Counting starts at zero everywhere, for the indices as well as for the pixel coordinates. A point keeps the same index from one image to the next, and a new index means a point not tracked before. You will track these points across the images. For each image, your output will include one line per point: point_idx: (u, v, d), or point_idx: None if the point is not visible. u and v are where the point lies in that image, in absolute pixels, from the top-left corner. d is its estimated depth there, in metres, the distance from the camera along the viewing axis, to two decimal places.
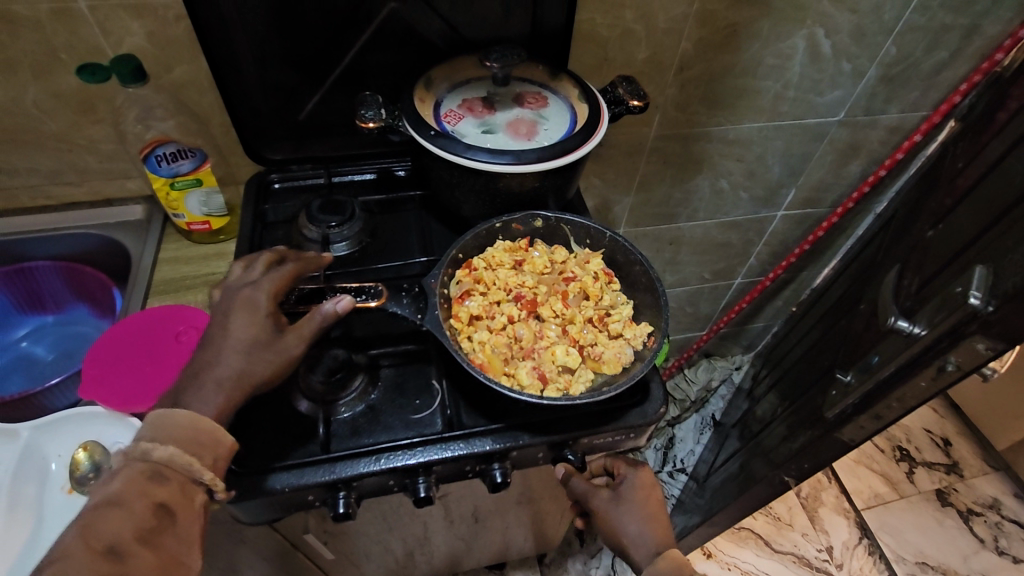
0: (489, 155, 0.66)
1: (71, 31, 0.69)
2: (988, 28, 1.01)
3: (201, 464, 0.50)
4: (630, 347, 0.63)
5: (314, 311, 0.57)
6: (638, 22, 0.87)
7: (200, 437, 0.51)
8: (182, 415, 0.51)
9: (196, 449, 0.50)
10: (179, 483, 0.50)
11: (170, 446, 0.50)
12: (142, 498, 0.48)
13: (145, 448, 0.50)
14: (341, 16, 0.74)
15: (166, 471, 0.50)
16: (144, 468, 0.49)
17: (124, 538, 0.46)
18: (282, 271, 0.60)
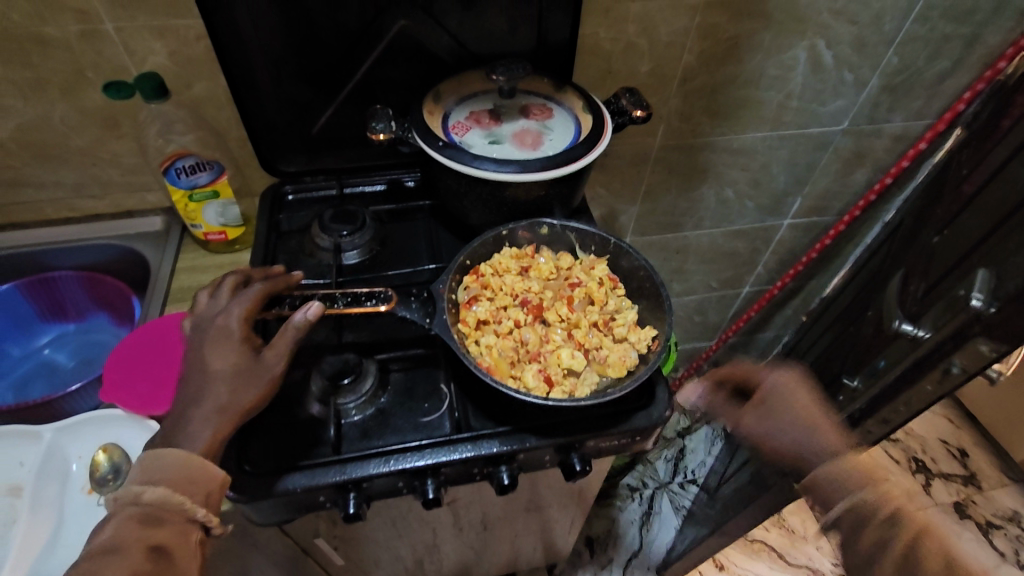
0: (496, 165, 0.68)
1: (97, 51, 0.73)
2: (989, 37, 1.03)
3: (193, 502, 0.50)
4: (635, 351, 0.64)
5: (286, 328, 0.57)
6: (641, 36, 0.89)
7: (191, 475, 0.51)
8: (170, 455, 0.51)
9: (188, 488, 0.50)
10: (175, 523, 0.50)
11: (160, 487, 0.50)
12: (137, 542, 0.48)
13: (136, 490, 0.50)
14: (353, 32, 0.77)
15: (158, 512, 0.50)
16: (137, 511, 0.49)
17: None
18: (252, 294, 0.60)
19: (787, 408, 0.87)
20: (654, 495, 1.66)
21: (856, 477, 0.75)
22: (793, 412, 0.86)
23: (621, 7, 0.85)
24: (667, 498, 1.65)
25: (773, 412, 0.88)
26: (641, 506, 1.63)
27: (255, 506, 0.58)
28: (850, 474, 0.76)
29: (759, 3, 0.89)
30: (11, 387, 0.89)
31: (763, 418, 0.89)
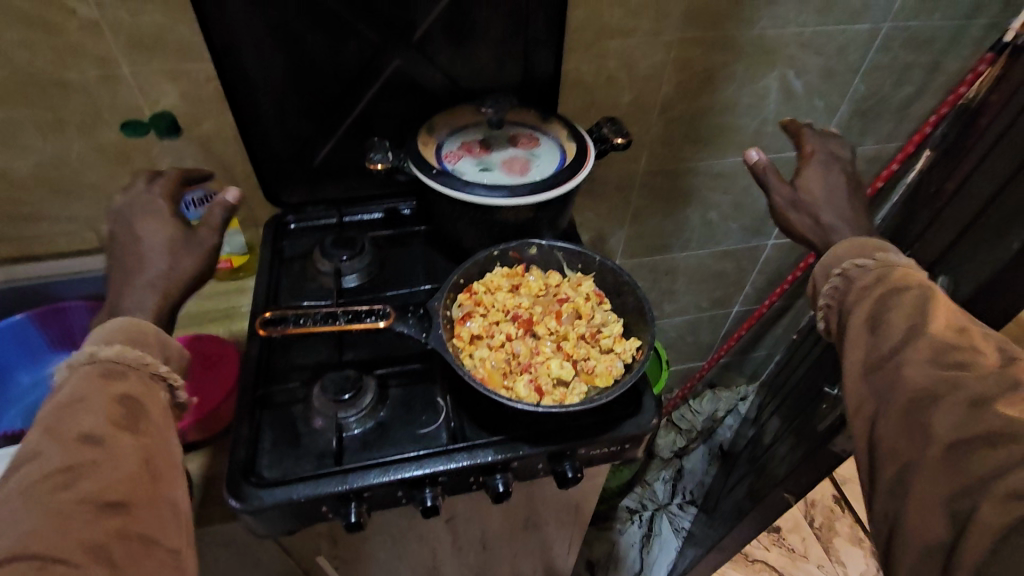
0: (486, 190, 0.73)
1: (114, 93, 0.79)
2: (948, 65, 1.10)
3: (153, 357, 0.56)
4: (620, 360, 0.67)
5: (213, 205, 0.68)
6: (621, 70, 0.96)
7: (142, 335, 0.57)
8: (117, 326, 0.56)
9: (142, 345, 0.56)
10: (138, 374, 0.54)
11: (116, 345, 0.55)
12: (103, 391, 0.51)
13: (90, 354, 0.54)
14: (352, 71, 0.83)
15: (117, 367, 0.53)
16: (94, 368, 0.53)
17: (97, 423, 0.48)
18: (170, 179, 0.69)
19: (830, 185, 0.70)
20: (654, 517, 1.66)
21: (862, 251, 0.63)
22: (839, 201, 0.69)
23: (601, 44, 0.91)
24: (667, 520, 1.65)
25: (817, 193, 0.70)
26: (641, 528, 1.64)
27: (260, 518, 0.60)
28: (856, 253, 0.63)
29: (730, 37, 0.96)
30: (21, 415, 0.92)
31: (811, 175, 0.71)
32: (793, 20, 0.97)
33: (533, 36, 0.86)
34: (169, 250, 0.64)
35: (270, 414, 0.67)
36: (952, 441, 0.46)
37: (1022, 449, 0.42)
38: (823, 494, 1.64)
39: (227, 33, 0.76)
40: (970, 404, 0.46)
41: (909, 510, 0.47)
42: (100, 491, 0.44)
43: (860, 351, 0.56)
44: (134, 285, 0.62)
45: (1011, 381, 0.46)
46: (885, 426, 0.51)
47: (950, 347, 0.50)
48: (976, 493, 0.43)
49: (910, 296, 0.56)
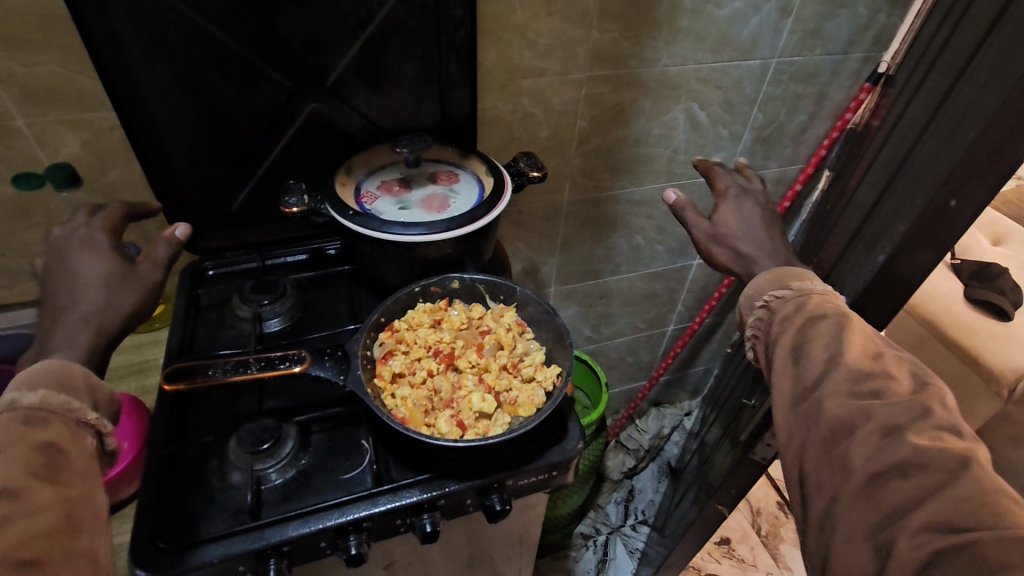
0: (402, 228, 0.74)
1: (8, 146, 0.75)
2: (833, 94, 1.21)
3: (82, 402, 0.53)
4: (542, 389, 0.68)
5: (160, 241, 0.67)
6: (536, 107, 1.00)
7: (71, 380, 0.53)
8: (44, 366, 0.53)
9: (69, 389, 0.52)
10: (63, 422, 0.51)
11: (38, 391, 0.51)
12: (22, 441, 0.48)
13: (10, 401, 0.50)
14: (266, 118, 0.83)
15: (42, 414, 0.50)
16: (13, 416, 0.49)
17: (12, 476, 0.45)
18: (108, 212, 0.67)
19: (746, 217, 0.75)
20: (608, 541, 1.66)
21: (779, 281, 0.68)
22: (755, 231, 0.74)
23: (514, 84, 0.95)
24: (621, 543, 1.66)
25: (734, 226, 0.74)
26: (596, 553, 1.64)
27: None
28: (774, 284, 0.68)
29: (635, 74, 1.03)
30: None
31: (727, 210, 0.75)
32: (691, 58, 1.04)
33: (446, 77, 0.88)
34: (104, 288, 0.60)
35: (184, 473, 0.64)
36: (868, 474, 0.53)
37: (929, 478, 0.50)
38: (767, 501, 1.70)
39: (132, 83, 0.74)
40: (883, 434, 0.53)
41: (837, 540, 0.53)
42: (12, 548, 0.42)
43: (788, 381, 0.62)
44: (67, 320, 0.58)
45: (917, 410, 0.54)
46: (810, 460, 0.58)
47: (866, 375, 0.58)
48: (892, 523, 0.50)
49: (827, 325, 0.62)
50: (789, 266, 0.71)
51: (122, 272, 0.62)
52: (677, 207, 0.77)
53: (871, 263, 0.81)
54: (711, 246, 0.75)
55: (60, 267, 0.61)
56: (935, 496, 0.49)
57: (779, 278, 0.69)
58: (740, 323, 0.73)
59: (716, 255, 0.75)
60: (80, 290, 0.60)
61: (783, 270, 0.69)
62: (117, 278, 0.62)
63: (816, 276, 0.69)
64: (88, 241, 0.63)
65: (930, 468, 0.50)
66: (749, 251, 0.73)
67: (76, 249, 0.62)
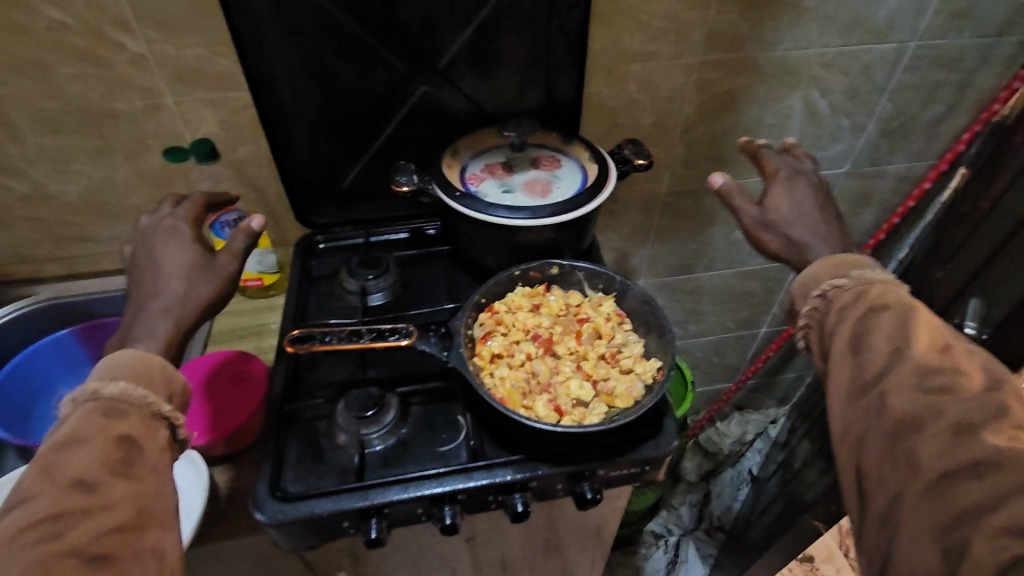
0: (508, 211, 0.75)
1: (158, 122, 0.83)
2: (980, 82, 1.08)
3: (157, 396, 0.58)
4: (641, 381, 0.67)
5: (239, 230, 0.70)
6: (642, 93, 0.97)
7: (147, 370, 0.58)
8: (126, 357, 0.59)
9: (147, 381, 0.58)
10: (140, 415, 0.56)
11: (120, 383, 0.57)
12: (102, 433, 0.53)
13: (94, 391, 0.56)
14: (379, 99, 0.86)
15: (118, 406, 0.55)
16: (96, 405, 0.55)
17: (91, 468, 0.50)
18: (192, 201, 0.73)
19: (796, 201, 0.72)
20: (680, 543, 1.64)
21: (838, 270, 0.65)
22: (808, 215, 0.71)
23: (621, 68, 0.93)
24: (694, 546, 1.63)
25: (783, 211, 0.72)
26: (666, 554, 1.62)
27: (287, 531, 0.62)
28: (831, 272, 0.65)
29: (751, 59, 0.96)
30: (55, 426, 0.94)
31: (776, 193, 0.73)
32: (816, 41, 0.97)
33: (555, 61, 0.87)
34: (185, 278, 0.66)
35: (297, 428, 0.69)
36: (938, 474, 0.47)
37: (1008, 478, 0.44)
38: None
39: (265, 66, 0.80)
40: (954, 431, 0.48)
41: (899, 541, 0.48)
42: (88, 543, 0.46)
43: (845, 376, 0.57)
44: (149, 312, 0.64)
45: (992, 408, 0.48)
46: (869, 458, 0.53)
47: (935, 369, 0.52)
48: (962, 525, 0.45)
49: (890, 316, 0.57)
50: (844, 254, 0.67)
51: (203, 263, 0.68)
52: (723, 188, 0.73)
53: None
54: (760, 231, 0.72)
55: (147, 259, 0.68)
56: (1014, 499, 0.43)
57: (830, 266, 0.66)
58: (790, 313, 0.69)
59: (767, 241, 0.72)
60: (163, 281, 0.66)
61: (833, 255, 0.66)
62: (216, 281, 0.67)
63: (876, 263, 0.65)
64: (172, 232, 0.70)
65: (1009, 468, 0.45)
66: (803, 238, 0.70)
67: (161, 239, 0.69)
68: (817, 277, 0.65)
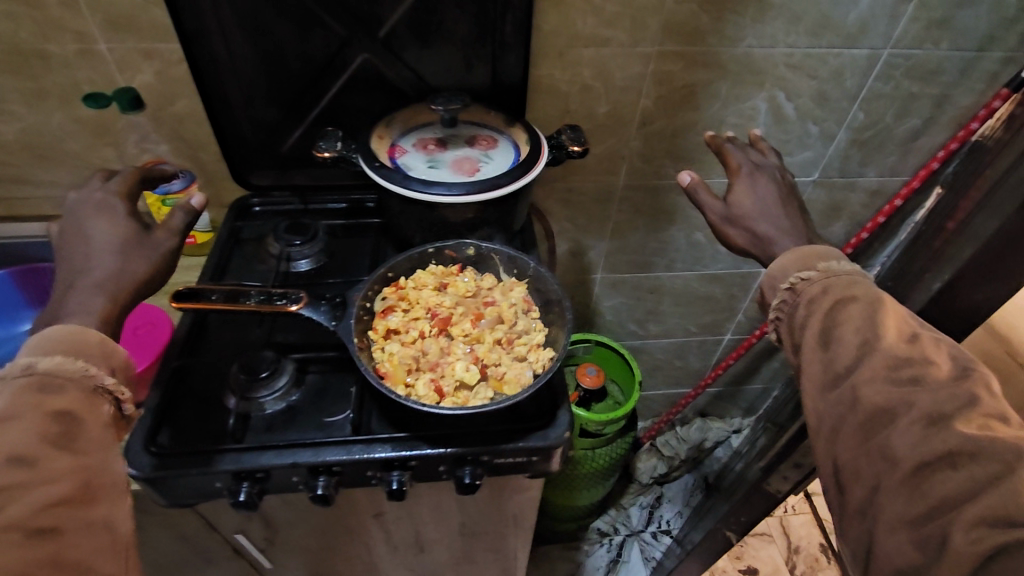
0: (423, 185, 0.73)
1: (93, 68, 0.82)
2: (959, 98, 1.04)
3: (97, 368, 0.55)
4: (530, 369, 0.66)
5: (178, 208, 0.69)
6: (596, 80, 0.94)
7: (86, 345, 0.56)
8: (58, 331, 0.56)
9: (85, 355, 0.55)
10: (78, 388, 0.54)
11: (54, 356, 0.54)
12: (37, 407, 0.50)
13: (27, 366, 0.53)
14: (319, 63, 0.85)
15: (52, 381, 0.53)
16: (31, 381, 0.52)
17: (31, 444, 0.48)
18: (124, 176, 0.70)
19: (761, 196, 0.69)
20: (625, 543, 1.61)
21: (806, 262, 0.63)
22: (773, 211, 0.68)
23: (574, 51, 0.90)
24: (637, 547, 1.60)
25: (751, 207, 0.69)
26: (609, 552, 1.59)
27: (159, 486, 0.62)
28: (799, 264, 0.63)
29: (713, 53, 0.93)
30: None
31: (741, 189, 0.70)
32: (782, 41, 0.93)
33: (500, 38, 0.85)
34: (119, 254, 0.63)
35: (188, 385, 0.69)
36: (915, 464, 0.48)
37: (982, 469, 0.45)
38: (809, 541, 1.53)
39: (198, 18, 0.78)
40: (927, 422, 0.49)
41: (879, 531, 0.49)
42: (31, 516, 0.44)
43: (816, 369, 0.57)
44: (79, 287, 0.60)
45: (964, 397, 0.49)
46: (844, 451, 0.53)
47: (904, 361, 0.52)
48: (940, 516, 0.46)
49: (858, 308, 0.56)
50: (810, 245, 0.65)
51: (136, 239, 0.65)
52: (695, 184, 0.70)
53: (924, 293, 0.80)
54: (728, 227, 0.70)
55: (76, 233, 0.64)
56: (990, 488, 0.45)
57: (797, 258, 0.63)
58: (762, 305, 0.67)
59: (735, 237, 0.69)
60: (95, 256, 0.62)
61: (801, 246, 0.64)
62: (131, 243, 0.64)
63: (843, 254, 0.64)
64: (104, 206, 0.66)
65: (984, 458, 0.46)
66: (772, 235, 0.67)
67: (90, 213, 0.65)
68: (789, 269, 0.63)
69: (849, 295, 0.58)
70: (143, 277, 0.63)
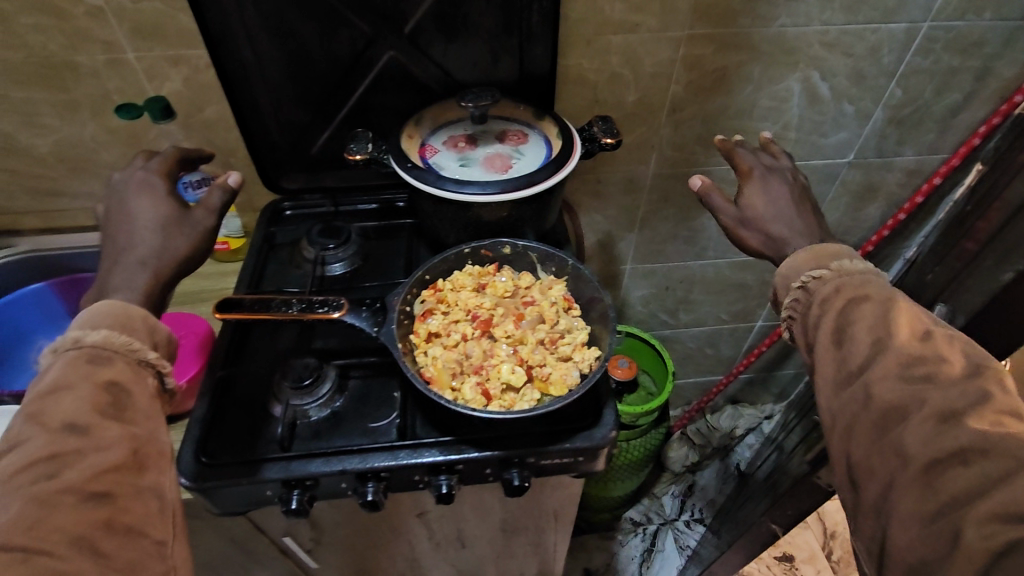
0: (457, 185, 0.71)
1: (122, 77, 0.82)
2: (1002, 70, 0.99)
3: (141, 343, 0.56)
4: (576, 369, 0.66)
5: (213, 190, 0.68)
6: (625, 68, 0.91)
7: (130, 320, 0.56)
8: (105, 307, 0.56)
9: (130, 330, 0.56)
10: (125, 361, 0.54)
11: (102, 330, 0.55)
12: (87, 379, 0.51)
13: (76, 339, 0.54)
14: (346, 63, 0.84)
15: (102, 353, 0.53)
16: (80, 353, 0.53)
17: (81, 413, 0.49)
18: (164, 155, 0.71)
19: (773, 198, 0.68)
20: (658, 532, 1.61)
21: (818, 261, 0.61)
22: (786, 212, 0.67)
23: (602, 40, 0.88)
24: (672, 536, 1.59)
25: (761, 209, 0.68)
26: (644, 542, 1.59)
27: (211, 495, 0.62)
28: (812, 264, 0.61)
29: (745, 35, 0.90)
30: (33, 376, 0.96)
31: (753, 191, 0.69)
32: (817, 18, 0.90)
33: (527, 29, 0.83)
34: (160, 232, 0.63)
35: (233, 394, 0.69)
36: (926, 461, 0.45)
37: (993, 465, 0.43)
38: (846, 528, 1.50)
39: (224, 21, 0.77)
40: (939, 419, 0.46)
41: (890, 528, 0.47)
42: (86, 481, 0.45)
43: (829, 367, 0.55)
44: (125, 261, 0.61)
45: (974, 394, 0.47)
46: (858, 448, 0.51)
47: (916, 360, 0.50)
48: (952, 512, 0.43)
49: (871, 307, 0.54)
50: (824, 244, 0.63)
51: (177, 216, 0.65)
52: (709, 186, 0.69)
53: (997, 281, 0.78)
54: (737, 230, 0.69)
55: (120, 212, 0.65)
56: (1001, 485, 0.42)
57: (807, 259, 0.62)
58: (775, 305, 0.65)
59: (749, 239, 0.68)
60: (137, 234, 0.63)
61: (813, 246, 0.62)
62: (172, 222, 0.64)
63: (857, 252, 0.62)
64: (145, 184, 0.67)
65: (996, 454, 0.43)
66: (783, 235, 0.66)
67: (134, 191, 0.66)
68: (797, 271, 0.62)
69: (859, 293, 0.56)
70: (182, 259, 0.64)
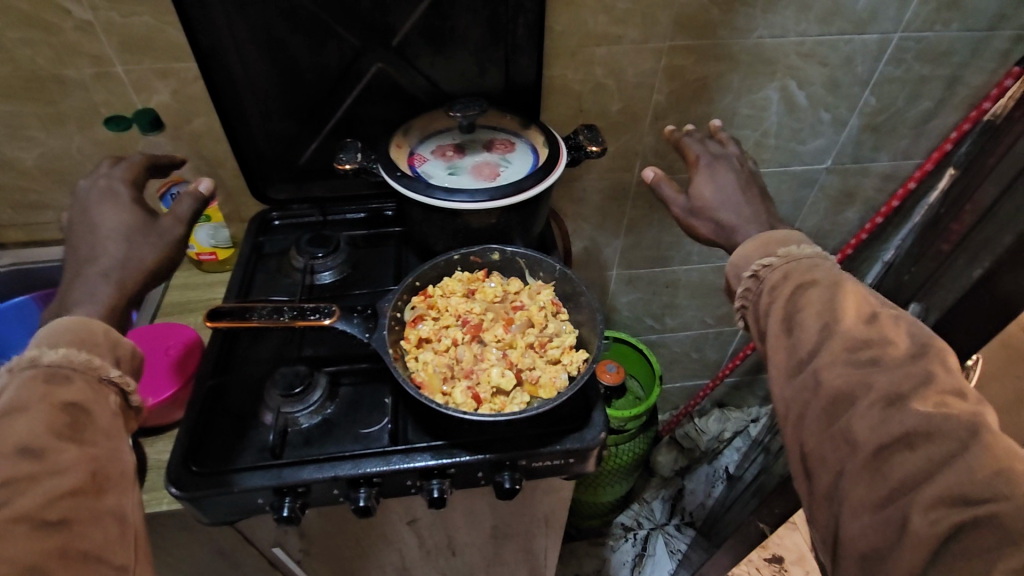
0: (446, 193, 0.73)
1: (110, 90, 0.83)
2: (970, 78, 1.03)
3: (103, 359, 0.55)
4: (565, 372, 0.67)
5: (184, 198, 0.68)
6: (608, 78, 0.94)
7: (90, 334, 0.56)
8: (64, 323, 0.56)
9: (90, 345, 0.55)
10: (85, 379, 0.54)
11: (60, 347, 0.54)
12: (44, 399, 0.50)
13: (32, 358, 0.53)
14: (334, 75, 0.85)
15: (59, 371, 0.53)
16: (36, 372, 0.52)
17: (37, 435, 0.48)
18: (129, 163, 0.70)
19: (722, 186, 0.70)
20: (649, 536, 1.61)
21: (766, 249, 0.63)
22: (732, 198, 0.69)
23: (585, 51, 0.90)
24: (662, 540, 1.61)
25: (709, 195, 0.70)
26: (635, 547, 1.60)
27: (201, 505, 0.62)
28: (760, 252, 0.63)
29: (724, 45, 0.93)
30: None
31: (702, 181, 0.71)
32: (793, 29, 0.93)
33: (513, 41, 0.85)
34: (126, 242, 0.63)
35: (223, 403, 0.69)
36: (873, 449, 0.48)
37: (937, 448, 0.45)
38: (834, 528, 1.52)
39: (213, 35, 0.78)
40: (885, 403, 0.48)
41: (843, 516, 0.49)
42: (39, 509, 0.45)
43: (781, 354, 0.56)
44: (89, 274, 0.61)
45: (919, 374, 0.49)
46: (810, 435, 0.52)
47: (862, 343, 0.52)
48: (900, 499, 0.46)
49: (817, 292, 0.56)
50: (772, 231, 0.65)
51: (143, 227, 0.65)
52: (660, 176, 0.72)
53: (967, 277, 0.81)
54: (687, 221, 0.72)
55: (82, 222, 0.64)
56: (947, 468, 0.44)
57: (756, 247, 0.63)
58: (729, 293, 0.67)
59: (703, 226, 0.70)
60: (102, 245, 0.63)
61: (762, 233, 0.64)
62: (138, 232, 0.64)
63: (806, 237, 0.63)
64: (108, 193, 0.67)
65: (940, 437, 0.45)
66: (733, 223, 0.68)
67: (96, 201, 0.66)
68: (747, 258, 0.63)
69: (808, 279, 0.58)
70: (149, 270, 0.64)
